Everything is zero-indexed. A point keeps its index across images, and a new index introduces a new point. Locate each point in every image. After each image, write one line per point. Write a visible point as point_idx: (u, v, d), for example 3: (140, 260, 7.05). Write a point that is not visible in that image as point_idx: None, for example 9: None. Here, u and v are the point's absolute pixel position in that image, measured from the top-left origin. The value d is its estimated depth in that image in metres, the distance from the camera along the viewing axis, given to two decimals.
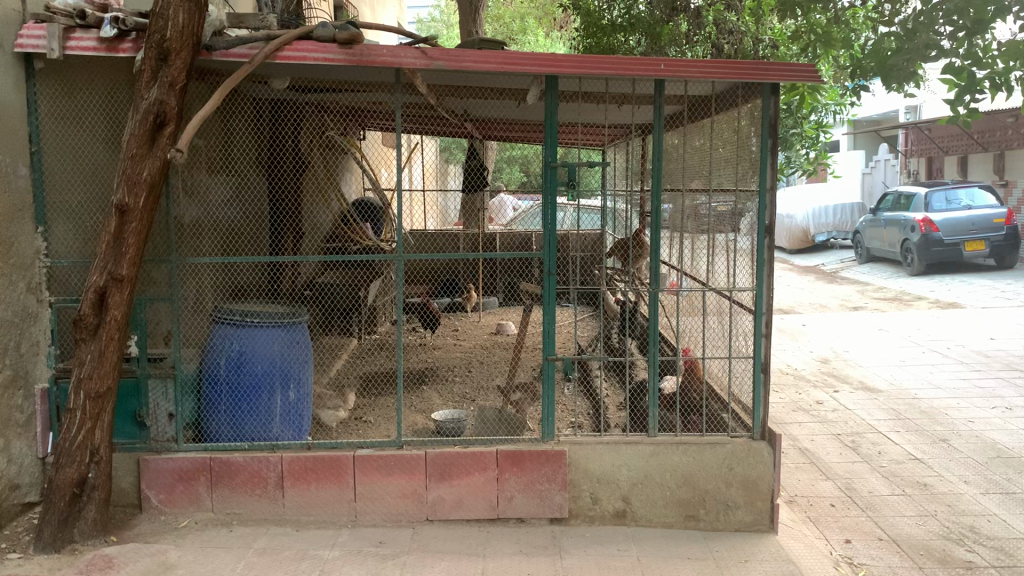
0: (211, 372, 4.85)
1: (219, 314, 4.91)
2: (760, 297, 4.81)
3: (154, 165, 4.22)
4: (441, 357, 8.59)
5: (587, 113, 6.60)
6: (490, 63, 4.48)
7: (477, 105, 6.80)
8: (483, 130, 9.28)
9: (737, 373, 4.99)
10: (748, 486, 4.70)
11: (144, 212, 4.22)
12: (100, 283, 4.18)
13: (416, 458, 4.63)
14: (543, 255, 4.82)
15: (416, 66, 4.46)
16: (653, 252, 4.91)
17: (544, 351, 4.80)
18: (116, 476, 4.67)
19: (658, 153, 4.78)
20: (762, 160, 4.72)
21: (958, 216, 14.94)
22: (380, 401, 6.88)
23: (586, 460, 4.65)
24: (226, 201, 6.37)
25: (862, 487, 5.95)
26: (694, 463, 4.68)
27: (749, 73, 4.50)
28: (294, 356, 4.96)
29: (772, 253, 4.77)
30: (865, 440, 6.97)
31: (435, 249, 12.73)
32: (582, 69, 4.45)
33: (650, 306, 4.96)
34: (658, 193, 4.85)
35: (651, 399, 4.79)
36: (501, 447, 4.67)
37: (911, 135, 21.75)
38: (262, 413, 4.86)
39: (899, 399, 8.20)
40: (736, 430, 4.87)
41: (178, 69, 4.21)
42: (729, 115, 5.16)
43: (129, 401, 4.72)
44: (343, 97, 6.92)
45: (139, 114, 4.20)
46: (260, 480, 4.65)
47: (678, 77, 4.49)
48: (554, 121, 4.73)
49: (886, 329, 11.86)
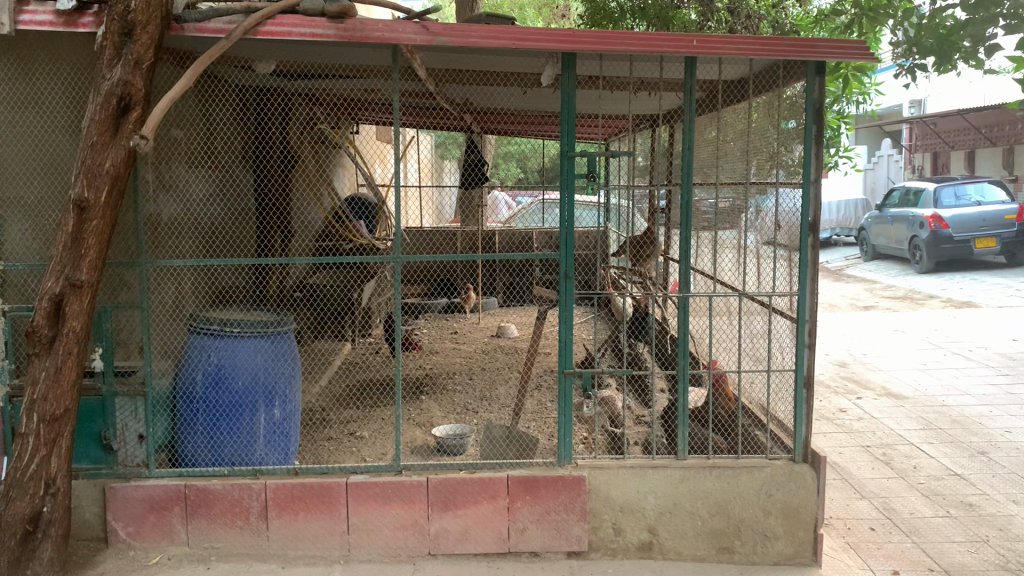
0: (187, 389, 4.33)
1: (196, 323, 4.38)
2: (803, 303, 4.28)
3: (119, 155, 3.68)
4: (440, 362, 8.07)
5: (599, 100, 6.08)
6: (500, 38, 3.92)
7: (481, 92, 6.27)
8: (485, 121, 8.74)
9: (776, 388, 4.48)
10: (790, 514, 4.21)
11: (107, 208, 3.69)
12: (55, 290, 3.64)
13: (417, 486, 4.12)
14: (559, 255, 4.29)
15: (417, 43, 3.93)
16: (683, 255, 4.39)
17: (562, 364, 4.27)
18: (80, 506, 4.15)
19: (688, 141, 4.26)
20: (807, 149, 4.22)
21: (968, 211, 14.44)
22: (375, 413, 6.34)
23: (607, 486, 4.15)
24: (208, 198, 5.86)
25: (903, 507, 5.45)
26: (729, 489, 4.19)
27: (793, 51, 3.99)
28: (280, 370, 4.44)
29: (817, 254, 4.25)
30: (898, 453, 6.49)
31: (431, 247, 12.18)
32: (603, 46, 3.92)
33: (679, 315, 4.42)
34: (689, 186, 4.33)
35: (681, 418, 4.28)
36: (512, 471, 4.17)
37: (916, 130, 21.29)
38: (244, 435, 4.35)
39: (928, 406, 7.70)
40: (774, 452, 4.38)
41: (145, 45, 3.68)
42: (766, 98, 4.65)
43: (93, 421, 4.20)
44: (332, 85, 6.39)
45: (99, 97, 3.66)
46: (241, 510, 4.14)
47: (712, 55, 3.99)
48: (571, 106, 4.20)
49: (902, 330, 11.37)
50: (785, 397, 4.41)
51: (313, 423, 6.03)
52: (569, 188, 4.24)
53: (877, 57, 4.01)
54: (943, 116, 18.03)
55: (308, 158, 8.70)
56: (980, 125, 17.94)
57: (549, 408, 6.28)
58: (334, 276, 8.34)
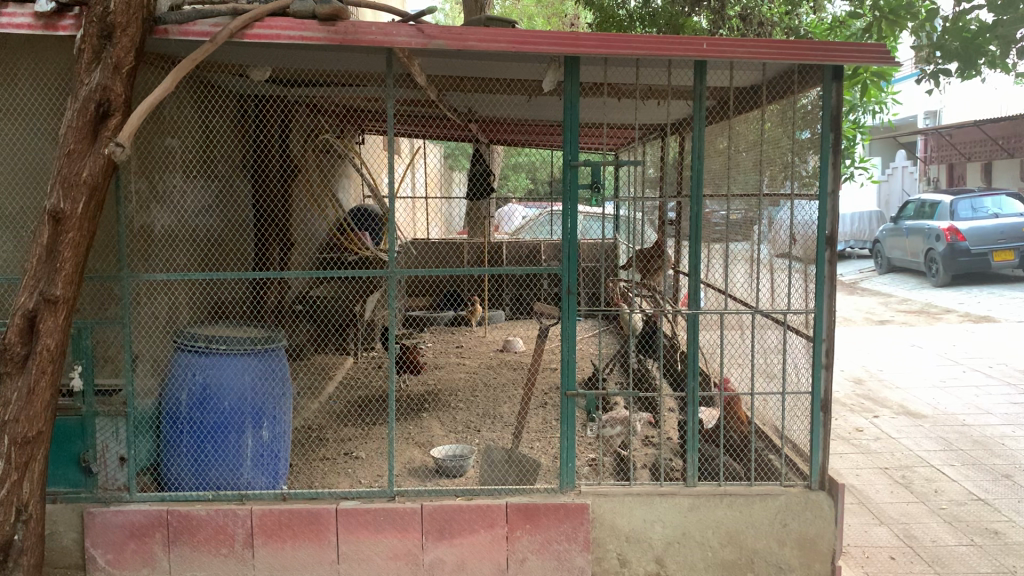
0: (171, 410, 4.14)
1: (181, 340, 4.19)
2: (820, 321, 4.04)
3: (96, 164, 3.45)
4: (443, 378, 7.86)
5: (607, 108, 5.86)
6: (499, 42, 3.70)
7: (484, 100, 6.08)
8: (491, 132, 8.54)
9: (791, 410, 4.23)
10: (806, 545, 3.97)
11: (85, 220, 3.46)
12: (29, 305, 3.43)
13: (411, 513, 3.90)
14: (562, 269, 4.07)
15: (412, 46, 3.71)
16: (694, 270, 4.15)
17: (564, 385, 4.03)
18: (57, 532, 3.95)
19: (699, 150, 4.04)
20: (823, 158, 3.99)
21: (985, 224, 14.13)
22: (373, 432, 6.11)
23: (612, 514, 3.93)
24: (205, 208, 5.68)
25: (924, 534, 5.19)
26: (742, 518, 3.95)
27: (809, 54, 3.77)
28: (269, 389, 4.22)
29: (834, 269, 4.02)
30: (918, 476, 6.21)
31: (437, 259, 12.00)
32: (608, 49, 3.71)
33: (690, 333, 4.17)
34: (699, 197, 4.09)
35: (691, 443, 4.04)
36: (511, 498, 3.94)
37: (931, 141, 21.00)
38: (230, 457, 4.15)
39: (947, 426, 7.43)
40: (790, 478, 4.14)
41: (125, 48, 3.49)
42: (780, 106, 4.41)
43: (72, 442, 4.01)
44: (333, 94, 6.22)
45: (77, 103, 3.46)
46: (226, 537, 3.93)
47: (722, 58, 3.78)
48: (574, 113, 3.98)
49: (919, 345, 11.09)
50: (801, 420, 4.17)
51: (309, 441, 5.81)
52: (572, 199, 4.01)
53: (897, 60, 3.79)
54: (959, 127, 17.71)
55: (311, 168, 8.53)
56: (997, 136, 17.61)
57: (552, 428, 6.06)
58: (336, 289, 8.15)
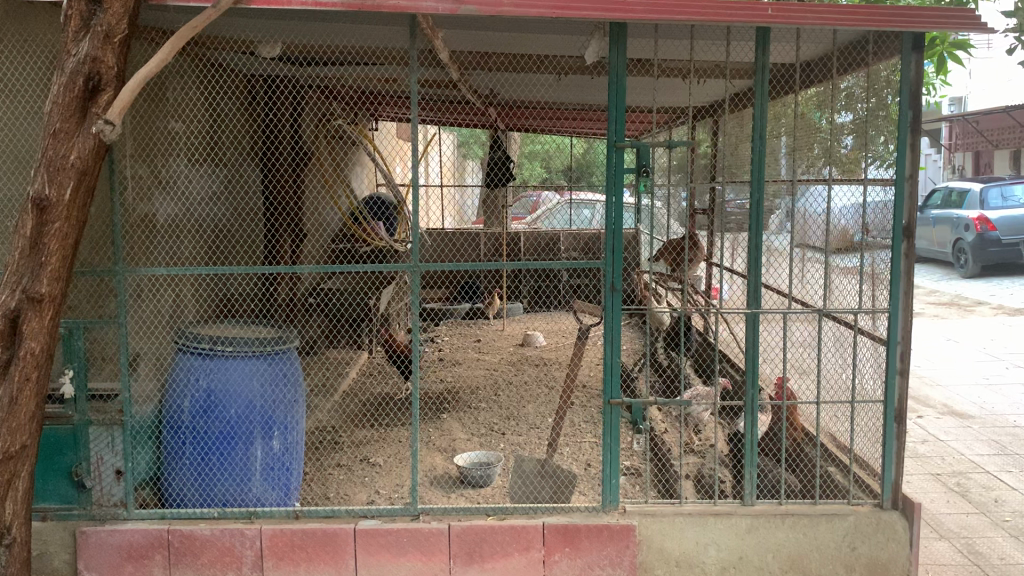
0: (173, 418, 3.77)
1: (184, 341, 3.80)
2: (895, 324, 3.61)
3: (85, 146, 3.04)
4: (462, 375, 7.46)
5: (650, 87, 5.39)
6: (539, 6, 3.27)
7: (512, 79, 5.63)
8: (511, 117, 8.10)
9: (860, 420, 3.82)
10: (877, 571, 3.57)
11: (71, 210, 3.05)
12: (10, 305, 3.02)
13: (437, 534, 3.52)
14: (606, 263, 3.64)
15: (439, 12, 3.26)
16: (754, 265, 3.72)
17: (607, 394, 3.61)
18: (47, 553, 3.58)
19: (761, 129, 3.60)
20: (902, 137, 3.55)
21: (1018, 212, 13.56)
22: (391, 435, 5.73)
23: (661, 536, 3.53)
24: (212, 197, 5.29)
25: (989, 550, 4.77)
26: (805, 541, 3.55)
27: (889, 20, 3.34)
28: (280, 395, 3.84)
29: (911, 263, 3.58)
30: (974, 484, 5.78)
31: (452, 250, 11.60)
32: (662, 15, 3.28)
33: (748, 335, 3.75)
34: (760, 183, 3.66)
35: (750, 458, 3.63)
36: (547, 518, 3.55)
37: (956, 128, 20.40)
38: (238, 470, 3.78)
39: (998, 428, 6.98)
40: (857, 496, 3.73)
41: (117, 14, 3.07)
42: (849, 82, 3.95)
43: (63, 454, 3.64)
44: (347, 74, 5.81)
45: (63, 76, 3.03)
46: (233, 560, 3.55)
47: (792, 24, 3.32)
48: (620, 87, 3.53)
49: (956, 340, 10.61)
50: (871, 432, 3.76)
51: (322, 445, 5.43)
52: (618, 186, 3.58)
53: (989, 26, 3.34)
54: (988, 113, 17.12)
55: (324, 154, 8.12)
56: None
57: (581, 432, 5.65)
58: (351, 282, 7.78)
